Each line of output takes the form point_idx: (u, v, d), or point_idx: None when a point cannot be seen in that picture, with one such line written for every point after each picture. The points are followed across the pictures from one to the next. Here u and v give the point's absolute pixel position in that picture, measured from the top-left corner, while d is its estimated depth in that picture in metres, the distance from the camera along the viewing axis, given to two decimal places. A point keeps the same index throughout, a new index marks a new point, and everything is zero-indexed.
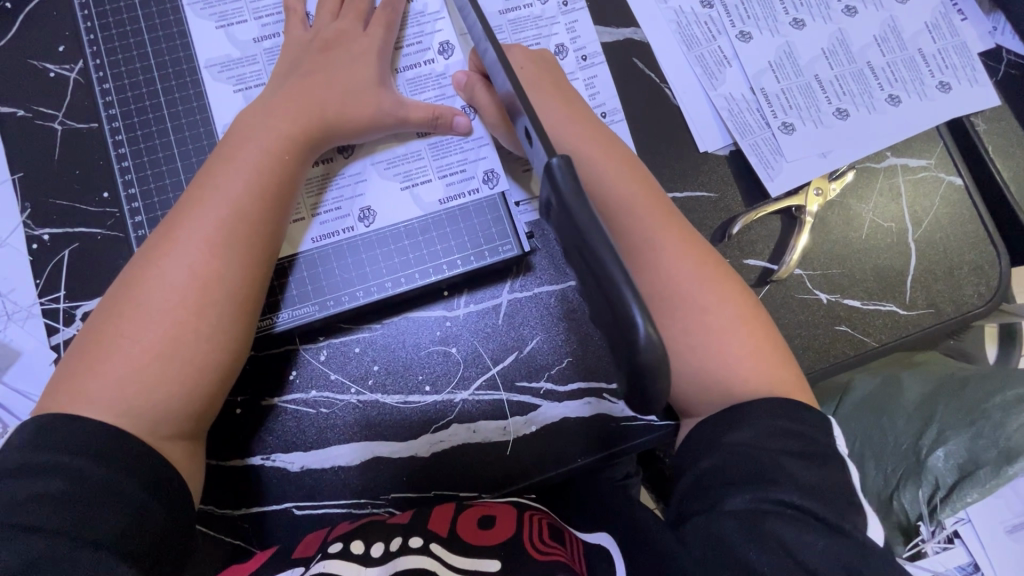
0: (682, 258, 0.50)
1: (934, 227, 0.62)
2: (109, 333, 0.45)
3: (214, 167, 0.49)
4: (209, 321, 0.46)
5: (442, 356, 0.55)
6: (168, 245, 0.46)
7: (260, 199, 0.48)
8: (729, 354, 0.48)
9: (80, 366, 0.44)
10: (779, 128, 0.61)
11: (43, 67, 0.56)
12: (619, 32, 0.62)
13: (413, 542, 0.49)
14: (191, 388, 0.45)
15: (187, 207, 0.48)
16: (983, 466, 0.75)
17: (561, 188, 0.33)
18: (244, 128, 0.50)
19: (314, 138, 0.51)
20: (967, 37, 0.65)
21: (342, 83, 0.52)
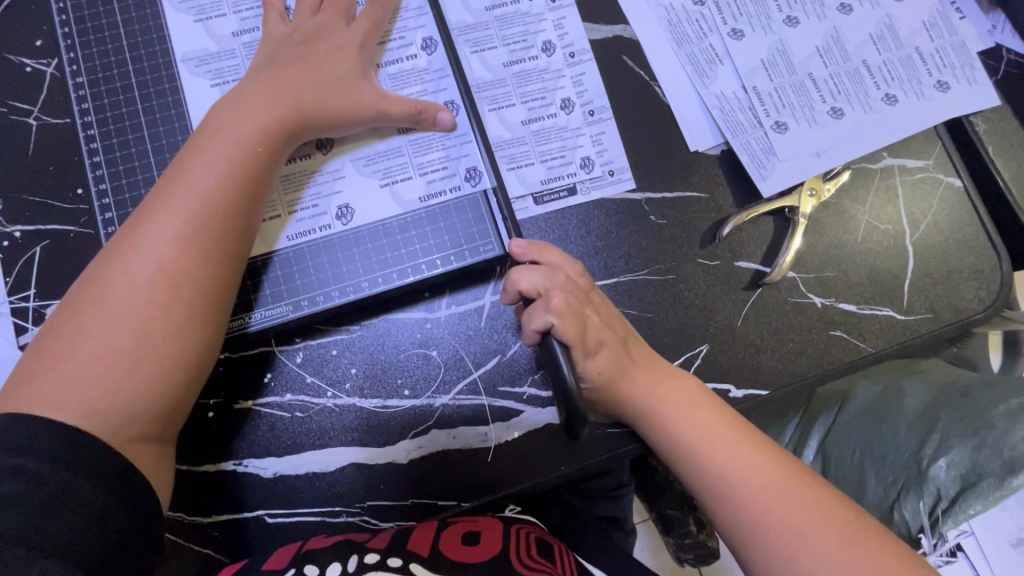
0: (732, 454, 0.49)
1: (932, 230, 0.60)
2: (71, 331, 0.43)
3: (184, 160, 0.47)
4: (179, 318, 0.44)
5: (422, 360, 0.54)
6: (133, 240, 0.45)
7: (233, 194, 0.47)
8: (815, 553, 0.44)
9: (37, 365, 0.43)
10: (771, 127, 0.60)
11: (19, 61, 0.55)
12: (608, 29, 0.61)
13: (391, 561, 0.46)
14: (160, 387, 0.44)
15: (154, 202, 0.46)
16: (986, 478, 0.74)
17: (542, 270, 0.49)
18: (216, 120, 0.48)
19: (288, 129, 0.49)
20: (965, 35, 0.63)
21: (318, 75, 0.51)
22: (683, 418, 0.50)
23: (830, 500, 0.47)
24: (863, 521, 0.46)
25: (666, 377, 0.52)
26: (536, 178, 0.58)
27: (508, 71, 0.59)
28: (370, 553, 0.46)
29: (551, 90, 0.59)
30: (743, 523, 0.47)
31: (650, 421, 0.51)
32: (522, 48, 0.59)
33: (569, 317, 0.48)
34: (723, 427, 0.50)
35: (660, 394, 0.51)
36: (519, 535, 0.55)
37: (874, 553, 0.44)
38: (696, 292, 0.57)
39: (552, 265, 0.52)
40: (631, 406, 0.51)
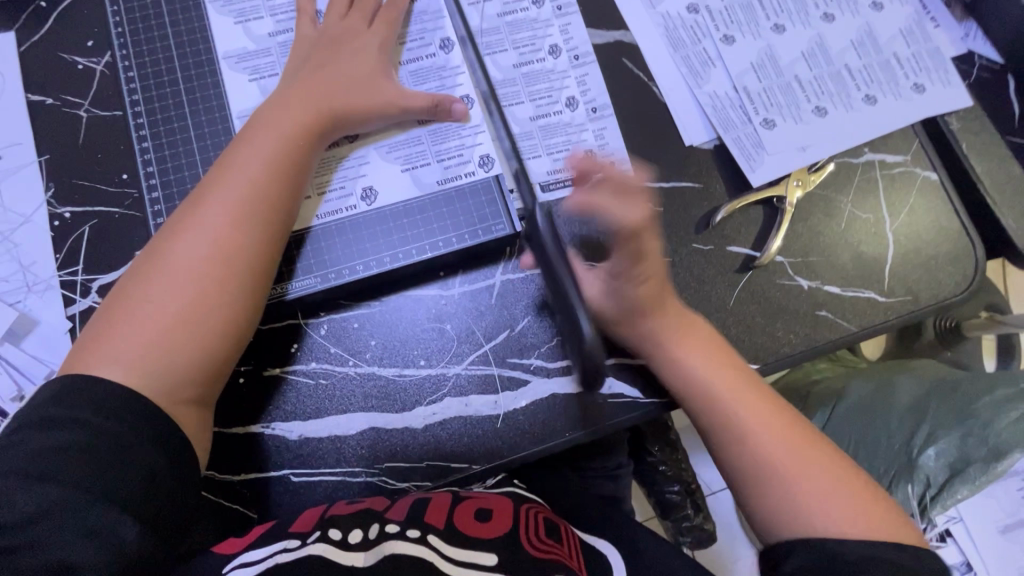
0: (752, 411, 0.54)
1: (911, 219, 0.65)
2: (132, 300, 0.47)
3: (234, 150, 0.52)
4: (230, 290, 0.49)
5: (437, 333, 0.58)
6: (189, 220, 0.50)
7: (280, 180, 0.52)
8: (814, 502, 0.49)
9: (100, 332, 0.47)
10: (760, 124, 0.65)
11: (73, 60, 0.61)
12: (609, 34, 0.66)
13: (410, 532, 0.49)
14: (208, 351, 0.48)
15: (207, 186, 0.51)
16: (973, 464, 0.77)
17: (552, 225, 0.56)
18: (262, 116, 0.54)
19: (326, 122, 0.55)
20: (940, 42, 0.69)
21: (350, 74, 0.56)
22: (710, 377, 0.55)
23: (834, 460, 0.52)
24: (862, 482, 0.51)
25: (694, 338, 0.56)
26: (543, 168, 0.62)
27: (518, 71, 0.64)
28: (391, 523, 0.49)
29: (557, 88, 0.64)
30: (755, 472, 0.52)
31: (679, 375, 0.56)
32: (531, 50, 0.64)
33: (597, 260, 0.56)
34: (744, 385, 0.55)
35: (687, 351, 0.56)
36: (528, 515, 0.57)
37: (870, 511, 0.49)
38: (691, 274, 0.62)
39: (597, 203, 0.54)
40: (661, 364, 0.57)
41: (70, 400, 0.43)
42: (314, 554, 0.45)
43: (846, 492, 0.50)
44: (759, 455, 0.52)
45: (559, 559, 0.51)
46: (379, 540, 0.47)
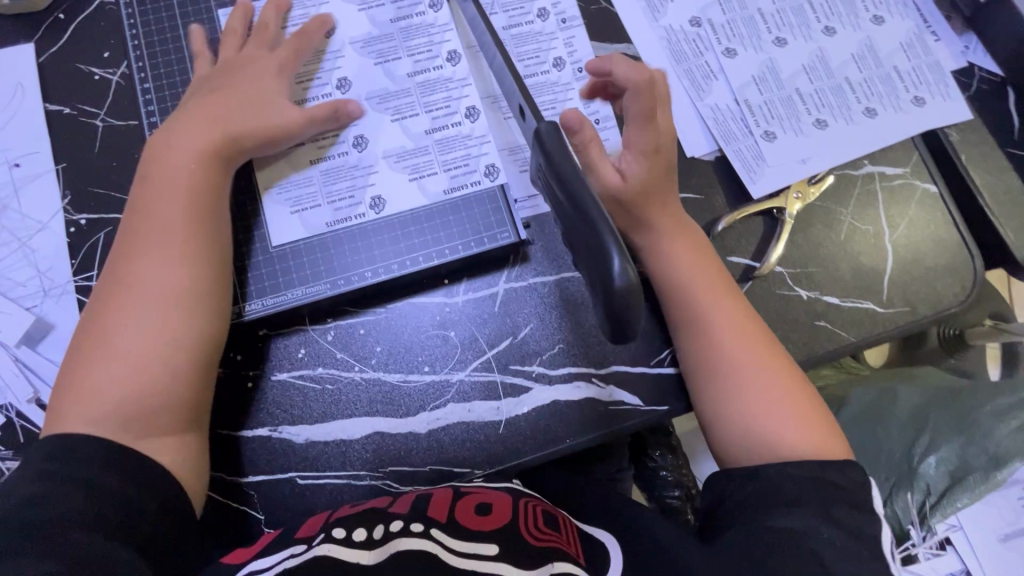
0: (731, 331, 0.56)
1: (909, 231, 0.65)
2: (89, 359, 0.48)
3: (145, 197, 0.52)
4: (186, 323, 0.49)
5: (441, 340, 0.59)
6: (122, 272, 0.50)
7: (202, 210, 0.52)
8: (767, 424, 0.53)
9: (62, 397, 0.47)
10: (760, 136, 0.66)
11: (89, 70, 0.63)
12: (613, 47, 0.68)
13: (413, 527, 0.50)
14: (183, 378, 0.49)
15: (129, 236, 0.51)
16: (973, 473, 0.81)
17: (548, 148, 0.38)
18: (163, 154, 0.53)
19: (231, 143, 0.54)
20: (940, 55, 0.69)
21: (249, 95, 0.56)
22: (697, 295, 0.57)
23: (800, 387, 0.55)
24: (816, 411, 0.54)
25: (688, 252, 0.58)
26: None
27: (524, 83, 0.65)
28: (394, 521, 0.50)
29: (560, 101, 0.65)
30: (721, 390, 0.55)
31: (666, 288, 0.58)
32: (535, 63, 0.66)
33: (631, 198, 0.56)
34: (728, 306, 0.57)
35: (679, 268, 0.57)
36: (527, 508, 0.55)
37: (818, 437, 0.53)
38: None
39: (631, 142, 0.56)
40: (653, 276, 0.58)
41: (68, 462, 0.44)
42: (319, 557, 0.46)
43: (799, 418, 0.53)
44: (724, 376, 0.55)
45: (559, 546, 0.51)
46: (384, 540, 0.48)
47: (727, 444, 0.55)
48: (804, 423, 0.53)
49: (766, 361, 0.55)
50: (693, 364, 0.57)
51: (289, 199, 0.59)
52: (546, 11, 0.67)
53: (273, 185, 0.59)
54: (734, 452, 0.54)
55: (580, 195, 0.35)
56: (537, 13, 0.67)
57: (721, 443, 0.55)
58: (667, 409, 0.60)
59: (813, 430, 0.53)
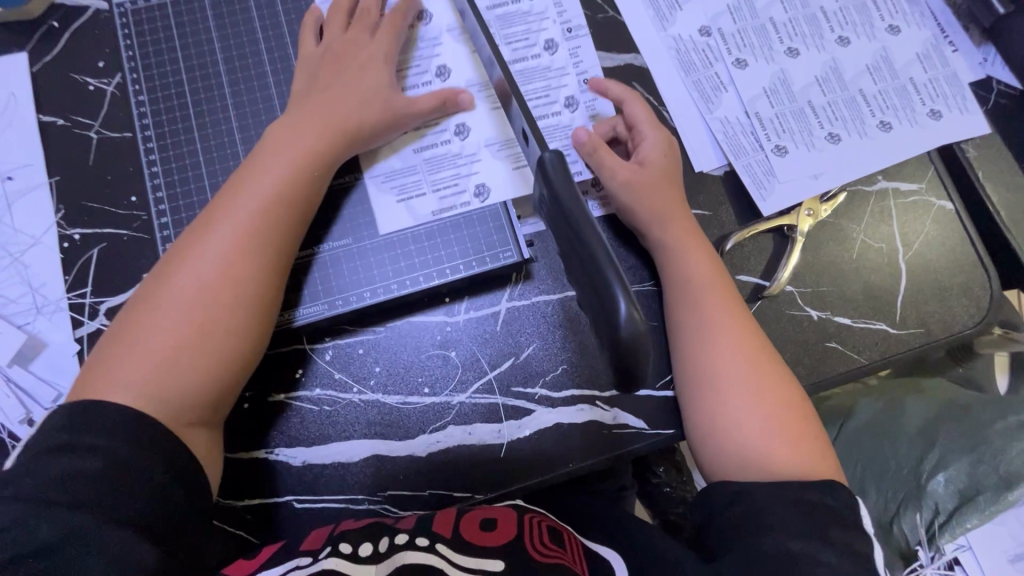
0: (735, 342, 0.53)
1: (924, 249, 0.64)
2: (140, 323, 0.46)
3: (244, 176, 0.51)
4: (237, 314, 0.48)
5: (442, 359, 0.58)
6: (195, 244, 0.48)
7: (290, 199, 0.51)
8: (759, 444, 0.51)
9: (111, 352, 0.45)
10: (772, 151, 0.64)
11: (84, 81, 0.61)
12: (619, 58, 0.66)
13: (419, 541, 0.50)
14: (212, 376, 0.46)
15: (215, 210, 0.50)
16: (983, 492, 0.78)
17: (551, 177, 0.37)
18: (275, 140, 0.53)
19: (340, 135, 0.54)
20: (957, 67, 0.67)
21: (359, 87, 0.56)
22: (705, 300, 0.55)
23: (800, 409, 0.52)
24: (813, 436, 0.52)
25: (700, 254, 0.56)
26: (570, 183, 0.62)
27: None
28: (400, 534, 0.50)
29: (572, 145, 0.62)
30: (719, 403, 0.52)
31: (674, 289, 0.56)
32: (544, 103, 0.63)
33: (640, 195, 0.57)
34: (734, 314, 0.54)
35: (692, 268, 0.56)
36: (531, 523, 0.54)
37: (811, 462, 0.50)
38: None
39: (643, 139, 0.59)
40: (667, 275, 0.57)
41: (89, 425, 0.41)
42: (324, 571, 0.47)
43: (792, 441, 0.51)
44: (722, 387, 0.52)
45: (561, 561, 0.50)
46: (390, 554, 0.48)
47: (709, 447, 0.53)
48: (790, 434, 0.51)
49: (759, 366, 0.53)
50: (692, 372, 0.54)
51: (395, 187, 0.59)
52: (554, 43, 0.64)
53: (375, 172, 0.59)
54: (716, 456, 0.52)
55: (579, 224, 0.34)
56: (544, 45, 0.64)
57: (703, 447, 0.53)
58: (674, 433, 0.58)
59: (797, 444, 0.51)
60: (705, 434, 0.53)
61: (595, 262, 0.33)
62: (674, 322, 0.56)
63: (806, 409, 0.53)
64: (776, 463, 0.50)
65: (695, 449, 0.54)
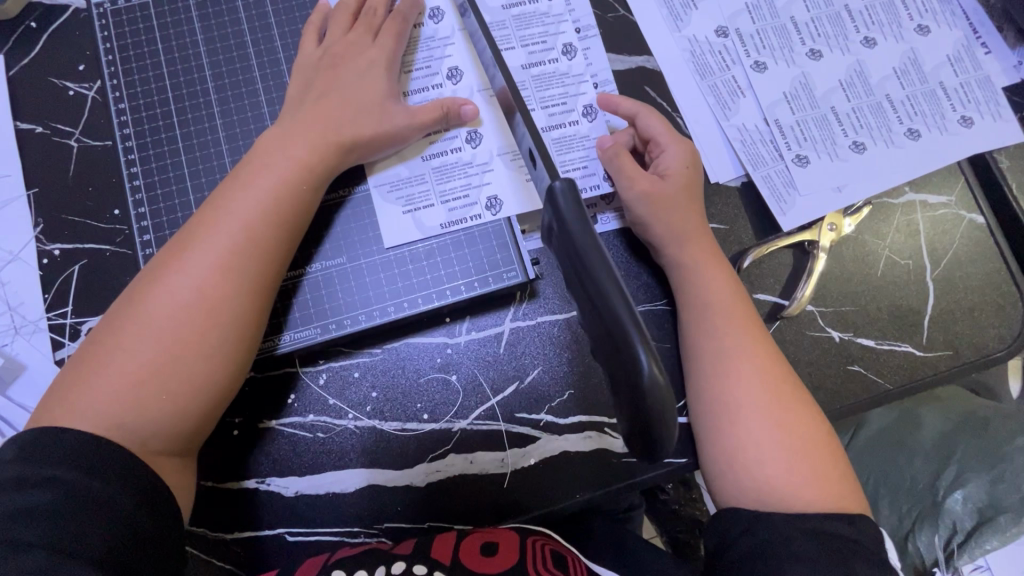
0: (754, 369, 0.50)
1: (953, 266, 0.60)
2: (108, 346, 0.43)
3: (230, 189, 0.48)
4: (212, 341, 0.44)
5: (442, 384, 0.54)
6: (174, 261, 0.45)
7: (277, 218, 0.47)
8: (777, 480, 0.47)
9: (78, 373, 0.42)
10: (792, 161, 0.60)
11: (63, 86, 0.58)
12: (631, 60, 0.62)
13: (417, 569, 0.46)
14: (183, 407, 0.43)
15: (197, 225, 0.46)
16: (1003, 513, 0.72)
17: (562, 210, 0.33)
18: (264, 151, 0.49)
19: (332, 152, 0.50)
20: (990, 70, 0.63)
21: (355, 97, 0.52)
22: (722, 323, 0.51)
23: (822, 445, 0.49)
24: (838, 474, 0.48)
25: (719, 273, 0.53)
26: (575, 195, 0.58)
27: (548, 136, 0.58)
28: (396, 562, 0.46)
29: (593, 158, 0.58)
30: (735, 434, 0.49)
31: (689, 311, 0.53)
32: (561, 111, 0.59)
33: (657, 209, 0.53)
34: (754, 341, 0.51)
35: (708, 289, 0.52)
36: (536, 548, 0.49)
37: (834, 503, 0.46)
38: None
39: (666, 149, 0.55)
40: (682, 296, 0.54)
41: (46, 457, 0.38)
42: None
43: (814, 479, 0.47)
44: (737, 417, 0.49)
45: None
46: None
47: (725, 478, 0.49)
48: (814, 469, 0.47)
49: (780, 395, 0.49)
50: (704, 398, 0.51)
51: (401, 197, 0.55)
52: (572, 47, 0.60)
53: (382, 181, 0.55)
54: (732, 487, 0.48)
55: (586, 253, 0.31)
56: (562, 49, 0.60)
57: (718, 476, 0.50)
58: (687, 462, 0.54)
59: (823, 480, 0.47)
60: (721, 463, 0.49)
61: (604, 298, 0.30)
62: (688, 346, 0.53)
63: (830, 444, 0.49)
64: (795, 502, 0.46)
65: (709, 480, 0.51)
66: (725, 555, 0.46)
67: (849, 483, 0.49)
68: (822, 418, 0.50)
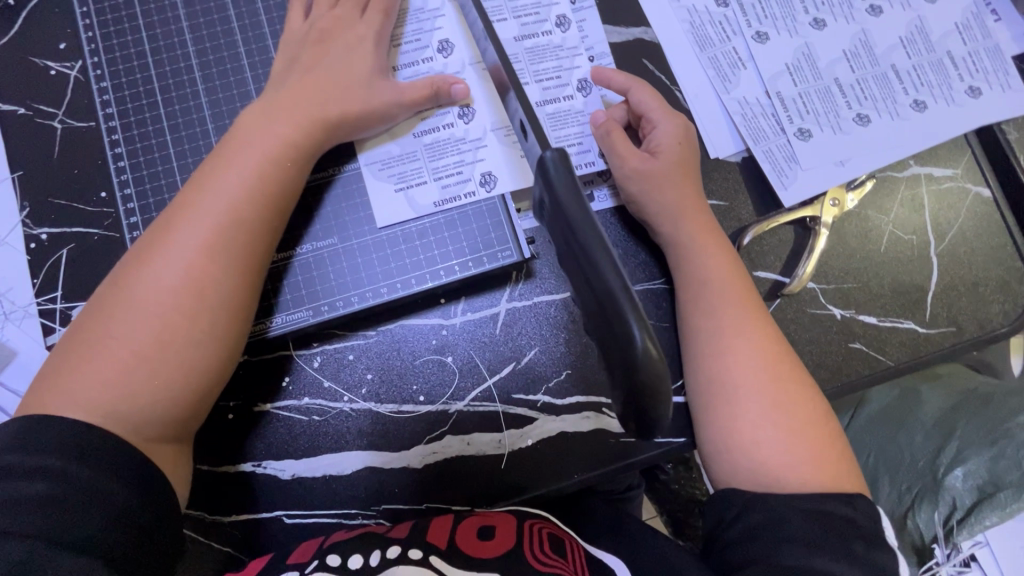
0: (753, 347, 0.49)
1: (958, 241, 0.59)
2: (96, 331, 0.42)
3: (211, 169, 0.46)
4: (200, 324, 0.43)
5: (437, 365, 0.54)
6: (158, 246, 0.44)
7: (261, 198, 0.46)
8: (775, 459, 0.46)
9: (65, 362, 0.41)
10: (794, 134, 0.58)
11: (44, 65, 0.56)
12: (628, 32, 0.60)
13: (412, 553, 0.46)
14: (174, 391, 0.42)
15: (179, 208, 0.45)
16: (1005, 489, 0.69)
17: (555, 181, 0.32)
18: (244, 129, 0.48)
19: (316, 130, 0.49)
20: (1000, 39, 0.61)
21: (340, 74, 0.51)
22: (721, 300, 0.50)
23: (820, 425, 0.48)
24: (837, 454, 0.48)
25: (718, 249, 0.52)
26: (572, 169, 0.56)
27: (542, 111, 0.57)
28: (392, 546, 0.46)
29: (588, 134, 0.57)
30: (734, 413, 0.48)
31: (687, 290, 0.52)
32: (556, 85, 0.57)
33: (653, 186, 0.52)
34: (752, 318, 0.50)
35: (707, 266, 0.51)
36: (533, 531, 0.49)
37: (834, 483, 0.46)
38: None
39: (659, 125, 0.53)
40: (681, 274, 0.52)
41: (36, 444, 0.37)
42: None
43: (812, 458, 0.46)
44: (736, 395, 0.48)
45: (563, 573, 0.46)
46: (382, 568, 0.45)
47: (721, 457, 0.49)
48: (812, 449, 0.47)
49: (778, 374, 0.49)
50: (702, 378, 0.50)
51: (394, 175, 0.54)
52: (566, 19, 0.58)
53: (373, 159, 0.54)
54: (729, 467, 0.48)
55: (580, 228, 0.30)
56: (555, 21, 0.58)
57: (715, 456, 0.49)
58: (686, 441, 0.54)
59: (821, 460, 0.47)
60: (719, 442, 0.49)
61: (598, 273, 0.29)
62: (686, 324, 0.52)
63: (829, 423, 0.49)
64: (793, 481, 0.46)
65: (707, 460, 0.50)
66: (725, 534, 0.46)
67: (848, 463, 0.48)
68: (821, 397, 0.50)
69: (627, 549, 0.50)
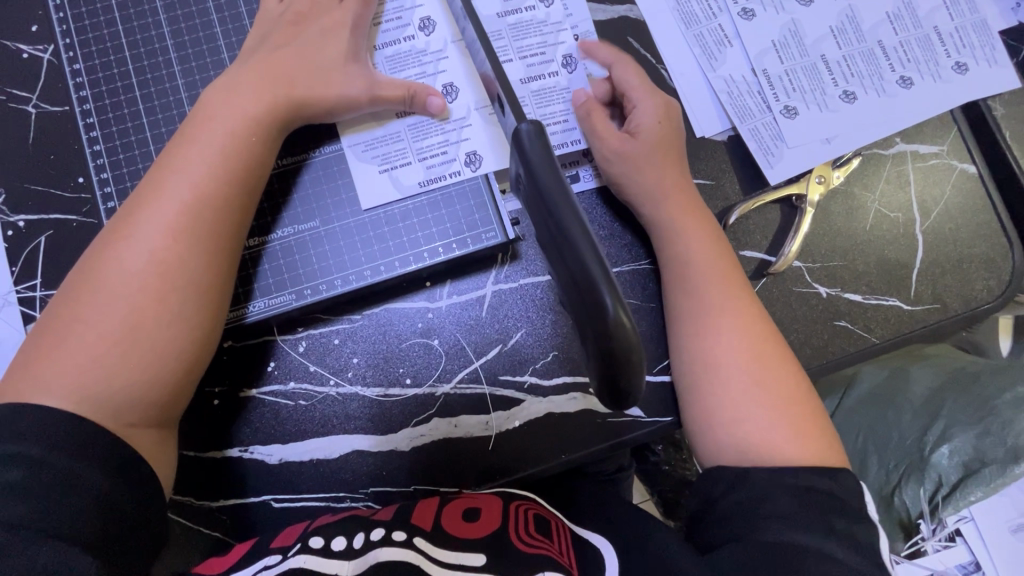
0: (736, 325, 0.49)
1: (944, 218, 0.59)
2: (68, 318, 0.42)
3: (175, 150, 0.46)
4: (174, 304, 0.43)
5: (423, 348, 0.54)
6: (126, 228, 0.43)
7: (228, 176, 0.45)
8: (757, 434, 0.47)
9: (38, 348, 0.41)
10: (780, 112, 0.58)
11: (17, 48, 0.55)
12: (613, 10, 0.59)
13: (396, 535, 0.46)
14: (152, 374, 0.42)
15: (146, 191, 0.45)
16: (989, 465, 0.70)
17: (528, 152, 0.32)
18: (206, 107, 0.47)
19: (282, 109, 0.48)
20: (987, 13, 0.61)
21: (309, 54, 0.50)
22: (705, 278, 0.50)
23: (803, 402, 0.48)
24: (820, 429, 0.48)
25: (701, 227, 0.52)
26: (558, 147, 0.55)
27: (526, 88, 0.56)
28: (376, 529, 0.46)
29: (573, 110, 0.56)
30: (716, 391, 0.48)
31: (671, 269, 0.52)
32: (540, 61, 0.56)
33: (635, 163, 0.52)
34: (736, 296, 0.50)
35: (691, 244, 0.51)
36: (518, 512, 0.49)
37: (816, 458, 0.46)
38: None
39: (641, 102, 0.53)
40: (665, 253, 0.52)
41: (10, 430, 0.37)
42: (294, 568, 0.43)
43: (795, 434, 0.47)
44: (717, 372, 0.49)
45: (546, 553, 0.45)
46: (364, 550, 0.44)
47: (704, 435, 0.49)
48: (795, 426, 0.47)
49: (761, 351, 0.49)
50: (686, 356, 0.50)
51: (377, 156, 0.53)
52: None
53: (355, 141, 0.53)
54: (711, 445, 0.48)
55: (553, 200, 0.30)
56: None
57: (698, 433, 0.49)
58: (673, 420, 0.54)
59: (802, 436, 0.47)
60: (701, 421, 0.49)
61: (571, 246, 0.29)
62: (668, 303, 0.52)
63: (813, 401, 0.49)
64: (774, 456, 0.46)
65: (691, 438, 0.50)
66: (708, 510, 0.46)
67: (833, 439, 0.48)
68: (805, 375, 0.50)
69: (614, 528, 0.50)
